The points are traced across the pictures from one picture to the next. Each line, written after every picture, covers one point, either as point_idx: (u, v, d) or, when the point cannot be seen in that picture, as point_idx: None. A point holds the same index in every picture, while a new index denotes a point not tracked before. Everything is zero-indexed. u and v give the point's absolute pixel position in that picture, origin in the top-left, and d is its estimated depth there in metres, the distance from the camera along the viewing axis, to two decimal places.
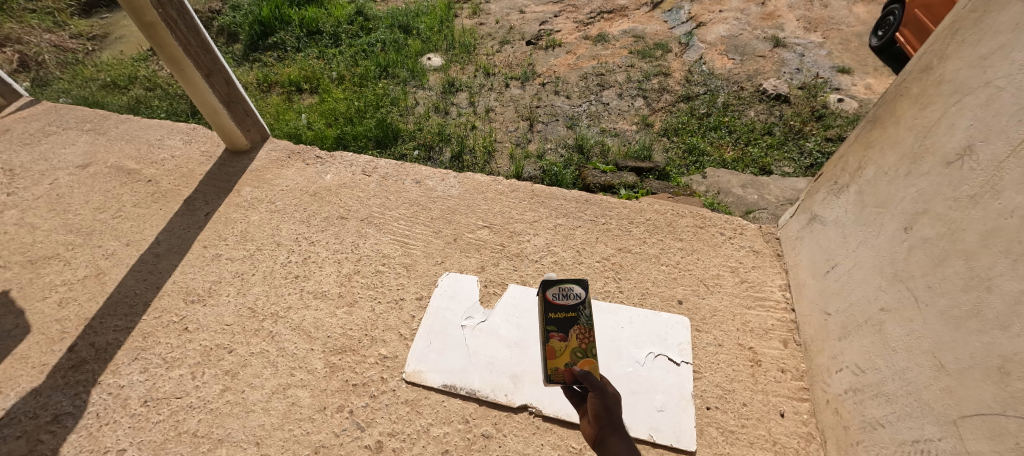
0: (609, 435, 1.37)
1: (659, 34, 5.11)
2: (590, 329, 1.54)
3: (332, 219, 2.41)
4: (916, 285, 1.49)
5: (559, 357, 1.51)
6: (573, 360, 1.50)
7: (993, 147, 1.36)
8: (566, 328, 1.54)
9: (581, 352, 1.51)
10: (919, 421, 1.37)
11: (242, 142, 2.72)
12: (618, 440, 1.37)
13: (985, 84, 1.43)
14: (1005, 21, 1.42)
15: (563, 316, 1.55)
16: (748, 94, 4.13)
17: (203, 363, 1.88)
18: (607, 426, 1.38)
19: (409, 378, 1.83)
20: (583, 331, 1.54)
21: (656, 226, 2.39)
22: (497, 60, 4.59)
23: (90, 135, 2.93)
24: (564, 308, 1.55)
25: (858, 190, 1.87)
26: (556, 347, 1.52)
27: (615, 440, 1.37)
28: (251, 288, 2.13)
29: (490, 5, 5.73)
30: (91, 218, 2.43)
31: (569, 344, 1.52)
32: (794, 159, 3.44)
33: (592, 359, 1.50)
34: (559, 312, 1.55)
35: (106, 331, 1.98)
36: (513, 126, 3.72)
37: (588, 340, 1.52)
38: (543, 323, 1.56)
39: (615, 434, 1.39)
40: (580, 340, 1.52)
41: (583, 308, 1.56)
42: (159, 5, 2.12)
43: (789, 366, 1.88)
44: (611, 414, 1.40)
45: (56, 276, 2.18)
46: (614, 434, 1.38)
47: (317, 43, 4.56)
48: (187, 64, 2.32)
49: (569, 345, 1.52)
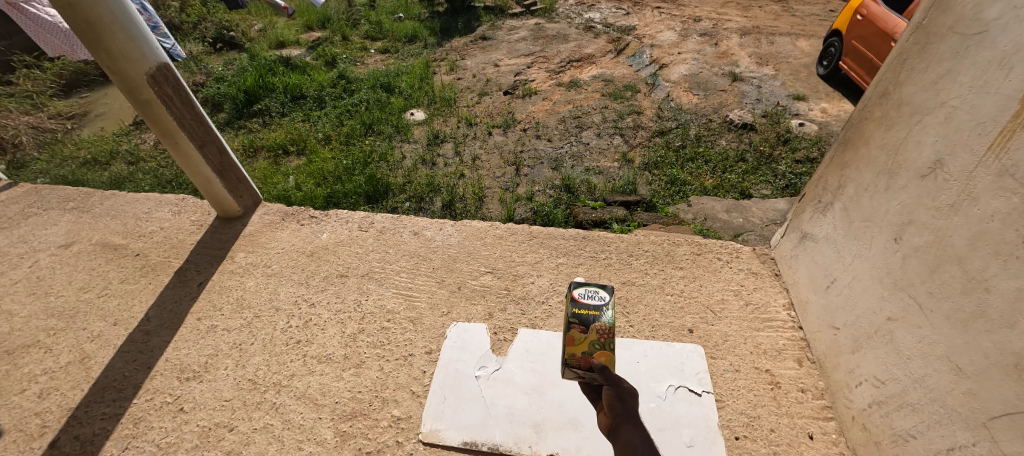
0: (623, 424, 1.31)
1: (627, 77, 5.41)
2: (612, 326, 1.47)
3: (332, 277, 2.37)
4: (917, 292, 1.50)
5: (578, 345, 1.45)
6: (590, 350, 1.44)
7: (962, 160, 1.44)
8: (588, 322, 1.48)
9: (599, 344, 1.44)
10: (950, 428, 1.35)
11: (235, 210, 2.69)
12: (632, 429, 1.30)
13: (941, 104, 1.54)
14: (946, 49, 1.56)
15: (586, 313, 1.50)
16: (717, 125, 4.35)
17: (201, 446, 1.75)
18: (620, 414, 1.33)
19: (426, 440, 1.74)
20: (606, 327, 1.47)
21: (656, 257, 2.42)
22: (477, 111, 4.75)
23: (72, 213, 2.84)
24: (587, 305, 1.53)
25: (843, 206, 1.94)
26: (574, 336, 1.46)
27: (628, 428, 1.30)
28: (251, 358, 2.03)
29: (465, 60, 5.99)
30: (73, 299, 2.32)
31: (589, 335, 1.45)
32: (770, 181, 3.59)
33: (610, 352, 1.43)
34: (583, 308, 1.52)
35: (94, 420, 1.84)
36: (500, 171, 3.80)
37: (609, 335, 1.45)
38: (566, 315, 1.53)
39: (629, 424, 1.32)
40: (601, 334, 1.45)
41: (607, 307, 1.52)
42: (155, 84, 2.18)
43: (808, 385, 1.87)
44: (626, 404, 1.35)
45: (36, 366, 2.04)
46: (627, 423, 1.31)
47: (300, 107, 4.64)
48: (180, 137, 2.34)
49: (588, 336, 1.45)
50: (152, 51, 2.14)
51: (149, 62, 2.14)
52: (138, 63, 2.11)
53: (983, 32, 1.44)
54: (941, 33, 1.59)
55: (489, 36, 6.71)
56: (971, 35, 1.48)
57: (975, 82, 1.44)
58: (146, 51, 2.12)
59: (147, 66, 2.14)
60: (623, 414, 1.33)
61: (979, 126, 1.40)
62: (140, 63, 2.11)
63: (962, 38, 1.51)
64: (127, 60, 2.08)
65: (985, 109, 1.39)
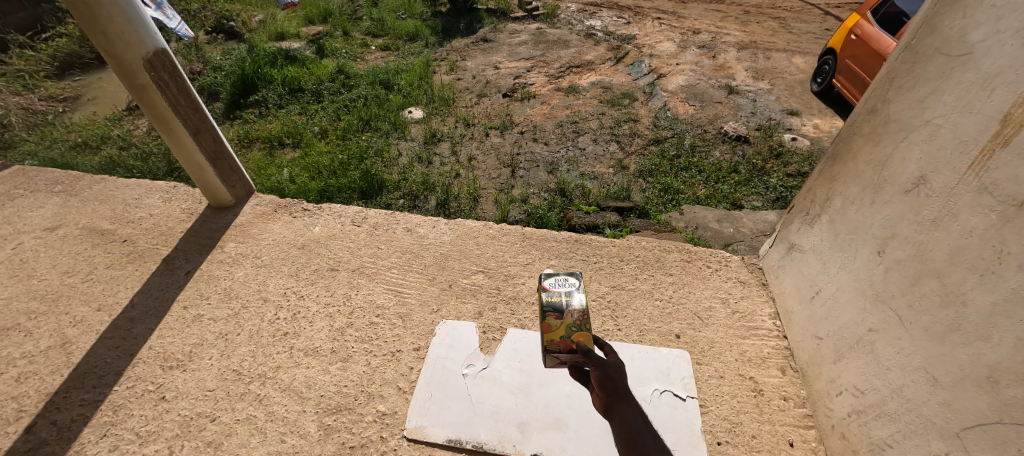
0: (615, 402, 1.23)
1: (625, 85, 5.45)
2: (583, 309, 1.56)
3: (322, 271, 2.36)
4: (897, 304, 1.53)
5: (555, 331, 1.50)
6: (568, 333, 1.48)
7: (944, 177, 1.47)
8: (560, 308, 1.56)
9: (576, 327, 1.50)
10: (925, 438, 1.37)
11: (227, 199, 2.67)
12: (625, 405, 1.22)
13: (926, 122, 1.57)
14: (933, 69, 1.60)
15: (557, 300, 1.59)
16: (712, 136, 4.40)
17: (182, 435, 1.73)
18: (612, 394, 1.25)
19: (411, 435, 1.73)
20: (577, 313, 1.54)
21: (645, 262, 2.44)
22: (475, 112, 4.76)
23: (60, 197, 2.80)
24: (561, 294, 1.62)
25: (829, 219, 1.98)
26: (551, 323, 1.52)
27: (621, 406, 1.22)
28: (237, 349, 2.01)
29: (465, 61, 6.01)
30: (57, 283, 2.28)
31: (563, 321, 1.52)
32: (761, 193, 3.64)
33: (586, 332, 1.48)
34: (552, 295, 1.61)
35: (71, 406, 1.80)
36: (496, 173, 3.81)
37: (582, 318, 1.52)
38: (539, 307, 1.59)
39: (620, 401, 1.24)
40: (575, 318, 1.52)
41: (574, 295, 1.61)
42: (151, 68, 2.17)
43: (790, 394, 1.90)
44: (615, 382, 1.27)
45: (16, 349, 2.01)
46: (619, 401, 1.23)
47: (298, 100, 4.62)
48: (175, 123, 2.32)
49: (563, 322, 1.52)
50: (150, 35, 2.13)
51: (146, 46, 2.13)
52: (135, 47, 2.10)
53: (968, 53, 1.48)
54: (929, 53, 1.63)
55: (490, 38, 6.73)
56: (957, 56, 1.52)
57: (959, 101, 1.47)
58: (144, 35, 2.11)
59: (144, 50, 2.13)
60: (615, 393, 1.25)
61: (961, 144, 1.43)
62: (138, 48, 2.10)
63: (948, 59, 1.55)
64: (125, 44, 2.07)
65: (968, 128, 1.42)
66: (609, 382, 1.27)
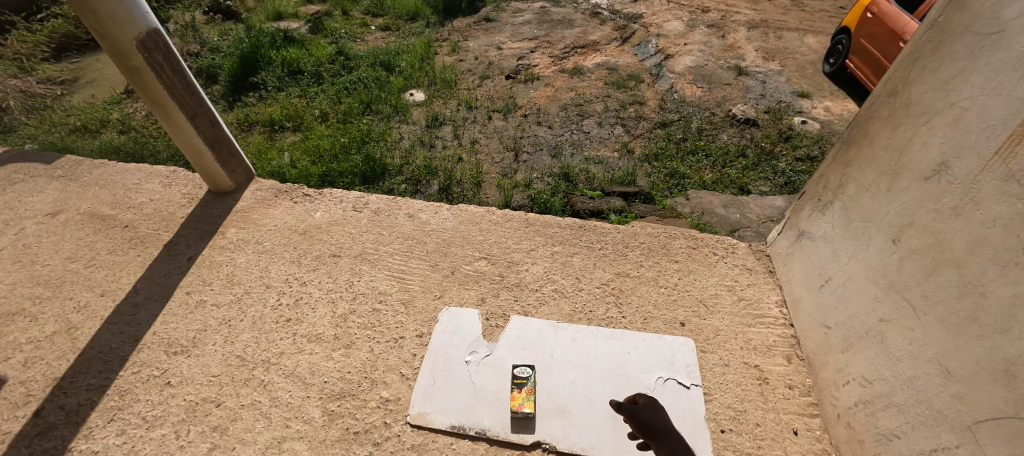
0: (656, 441, 1.55)
1: (631, 66, 5.33)
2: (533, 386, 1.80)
3: (324, 257, 2.35)
4: (912, 294, 1.50)
5: (516, 399, 1.75)
6: (521, 402, 1.75)
7: (967, 163, 1.42)
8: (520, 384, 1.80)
9: (527, 398, 1.76)
10: (935, 430, 1.35)
11: (227, 184, 2.64)
12: (666, 443, 1.53)
13: (951, 105, 1.51)
14: (961, 48, 1.52)
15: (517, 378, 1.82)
16: (719, 119, 4.31)
17: (188, 420, 1.74)
18: (653, 436, 1.56)
19: (414, 421, 1.73)
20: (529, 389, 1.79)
21: (651, 249, 2.41)
22: (478, 94, 4.67)
23: (60, 181, 2.79)
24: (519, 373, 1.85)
25: (842, 206, 1.94)
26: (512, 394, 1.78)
27: (661, 444, 1.53)
28: (240, 336, 2.01)
29: (467, 42, 5.88)
30: (60, 268, 2.28)
31: (521, 392, 1.77)
32: (770, 178, 3.58)
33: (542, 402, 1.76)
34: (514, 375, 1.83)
35: (78, 391, 1.82)
36: (499, 157, 3.76)
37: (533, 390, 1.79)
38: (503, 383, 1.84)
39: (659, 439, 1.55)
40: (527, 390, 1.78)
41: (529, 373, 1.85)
42: (144, 50, 2.12)
43: (796, 382, 1.89)
44: (650, 424, 1.59)
45: (22, 334, 2.02)
46: (660, 442, 1.54)
47: (298, 83, 4.55)
48: (171, 107, 2.28)
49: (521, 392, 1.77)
50: (141, 15, 2.07)
51: (138, 26, 2.07)
52: (127, 27, 2.04)
53: (999, 31, 1.41)
54: (957, 31, 1.56)
55: (493, 17, 6.58)
56: (988, 34, 1.44)
57: (988, 83, 1.41)
58: (135, 14, 2.05)
59: (136, 31, 2.07)
60: (653, 431, 1.56)
61: (988, 129, 1.37)
62: (130, 28, 2.05)
63: (978, 38, 1.47)
64: (116, 24, 2.01)
65: (995, 111, 1.36)
66: (647, 428, 1.58)
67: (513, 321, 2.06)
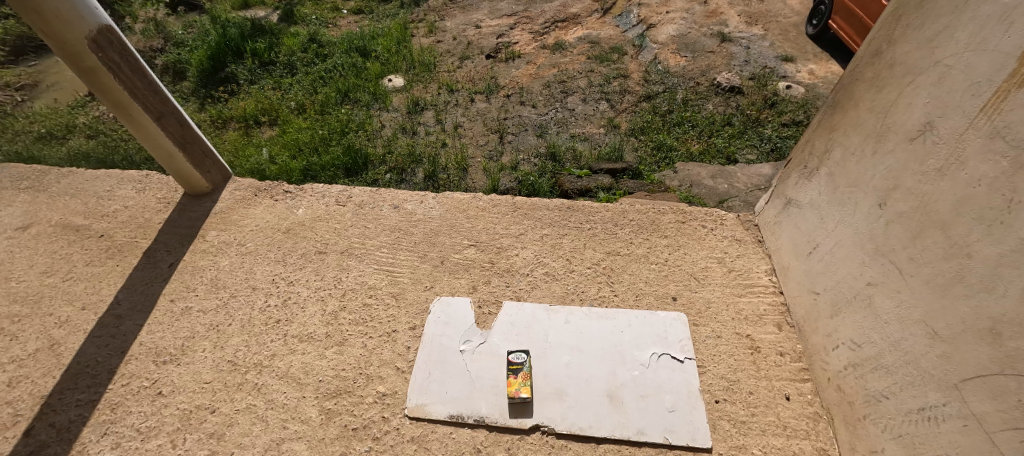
0: None
1: (613, 38, 5.22)
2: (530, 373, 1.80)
3: (310, 255, 2.30)
4: (898, 257, 1.51)
5: (512, 385, 1.75)
6: (518, 388, 1.74)
7: (952, 122, 1.40)
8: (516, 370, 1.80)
9: (524, 383, 1.76)
10: (922, 390, 1.37)
11: (203, 185, 2.57)
12: None
13: (935, 63, 1.49)
14: (945, 3, 1.49)
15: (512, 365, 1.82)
16: (704, 88, 4.26)
17: (183, 428, 1.72)
18: None
19: (412, 414, 1.73)
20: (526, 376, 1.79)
21: (640, 226, 2.40)
22: (459, 76, 4.56)
23: (28, 193, 2.69)
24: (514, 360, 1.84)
25: (829, 172, 1.92)
26: (509, 381, 1.77)
27: None
28: (229, 340, 1.98)
29: (444, 22, 5.72)
30: (37, 283, 2.22)
31: (518, 378, 1.77)
32: (756, 146, 3.57)
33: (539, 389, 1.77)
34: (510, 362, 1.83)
35: (67, 407, 1.78)
36: (484, 139, 3.70)
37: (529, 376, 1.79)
38: (500, 370, 1.84)
39: None
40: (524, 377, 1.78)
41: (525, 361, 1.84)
42: (98, 49, 2.01)
43: (787, 349, 1.91)
44: None
45: (3, 353, 1.97)
46: None
47: (271, 74, 4.41)
48: (134, 108, 2.18)
49: (518, 379, 1.77)
50: (89, 11, 1.96)
51: (88, 23, 1.96)
52: (76, 25, 1.93)
53: None
54: None
55: None
56: None
57: (972, 39, 1.38)
58: (82, 10, 1.94)
59: (86, 28, 1.96)
60: None
61: (972, 86, 1.35)
62: (78, 26, 1.93)
63: None
64: (63, 23, 1.90)
65: (979, 67, 1.34)
66: None
67: (506, 307, 2.05)
